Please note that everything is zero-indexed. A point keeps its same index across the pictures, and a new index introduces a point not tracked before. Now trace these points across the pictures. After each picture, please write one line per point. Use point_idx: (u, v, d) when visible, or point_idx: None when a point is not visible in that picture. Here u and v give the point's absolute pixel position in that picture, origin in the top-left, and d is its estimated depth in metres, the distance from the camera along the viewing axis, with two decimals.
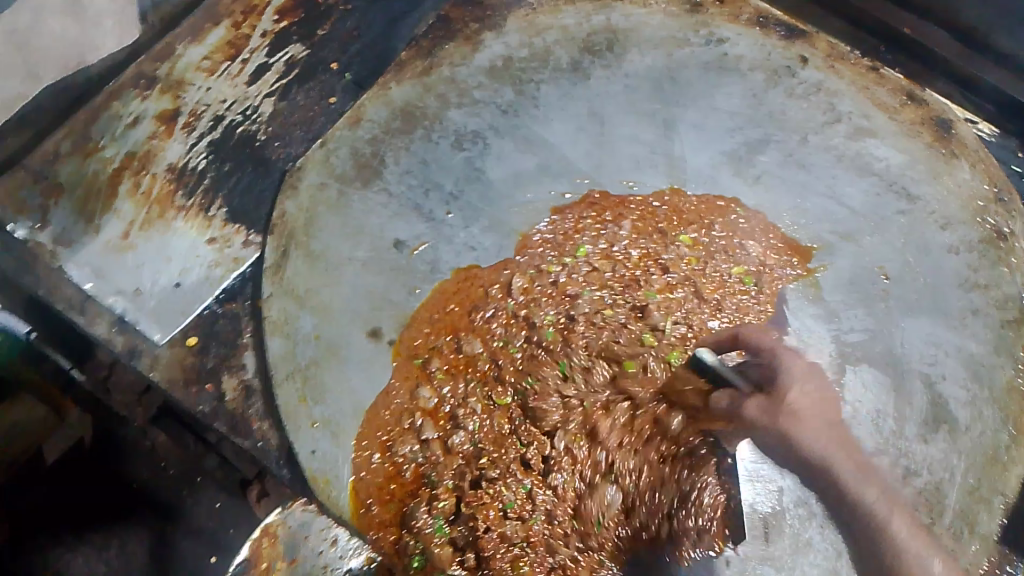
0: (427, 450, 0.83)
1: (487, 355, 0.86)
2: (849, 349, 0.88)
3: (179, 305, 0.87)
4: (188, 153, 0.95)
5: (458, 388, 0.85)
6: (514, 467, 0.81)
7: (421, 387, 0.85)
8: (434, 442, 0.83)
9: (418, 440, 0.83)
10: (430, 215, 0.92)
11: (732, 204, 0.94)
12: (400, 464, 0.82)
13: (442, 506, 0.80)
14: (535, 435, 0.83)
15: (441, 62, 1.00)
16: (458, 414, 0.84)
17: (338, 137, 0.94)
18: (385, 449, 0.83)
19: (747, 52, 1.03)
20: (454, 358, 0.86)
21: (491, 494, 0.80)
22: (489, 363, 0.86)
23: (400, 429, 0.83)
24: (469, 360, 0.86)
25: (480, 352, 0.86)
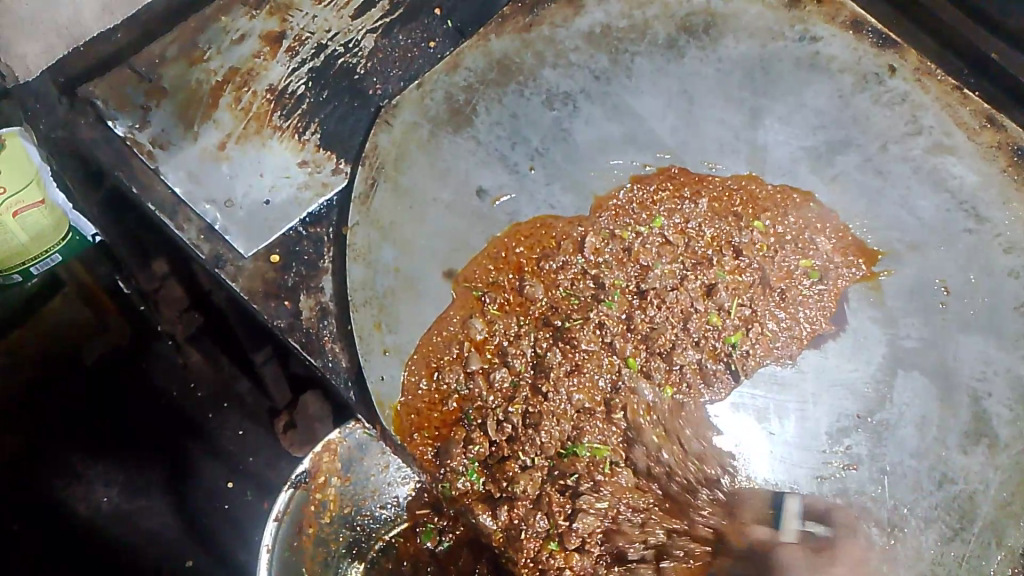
0: (471, 384, 0.88)
1: (547, 302, 0.91)
2: (903, 354, 0.90)
3: (268, 221, 0.89)
4: (289, 76, 0.97)
5: (509, 325, 0.90)
6: (554, 415, 0.87)
7: (474, 318, 0.89)
8: (477, 375, 0.88)
9: (464, 370, 0.88)
10: (515, 167, 0.94)
11: (810, 197, 0.97)
12: (445, 393, 0.88)
13: (477, 451, 0.88)
14: (572, 388, 0.88)
15: (542, 20, 1.01)
16: (506, 350, 0.89)
17: (434, 81, 0.96)
18: (433, 375, 0.88)
19: (841, 53, 1.03)
20: (516, 300, 0.91)
21: (518, 447, 0.87)
22: (545, 308, 0.91)
23: (449, 359, 0.88)
24: (525, 302, 0.91)
25: (542, 298, 0.91)
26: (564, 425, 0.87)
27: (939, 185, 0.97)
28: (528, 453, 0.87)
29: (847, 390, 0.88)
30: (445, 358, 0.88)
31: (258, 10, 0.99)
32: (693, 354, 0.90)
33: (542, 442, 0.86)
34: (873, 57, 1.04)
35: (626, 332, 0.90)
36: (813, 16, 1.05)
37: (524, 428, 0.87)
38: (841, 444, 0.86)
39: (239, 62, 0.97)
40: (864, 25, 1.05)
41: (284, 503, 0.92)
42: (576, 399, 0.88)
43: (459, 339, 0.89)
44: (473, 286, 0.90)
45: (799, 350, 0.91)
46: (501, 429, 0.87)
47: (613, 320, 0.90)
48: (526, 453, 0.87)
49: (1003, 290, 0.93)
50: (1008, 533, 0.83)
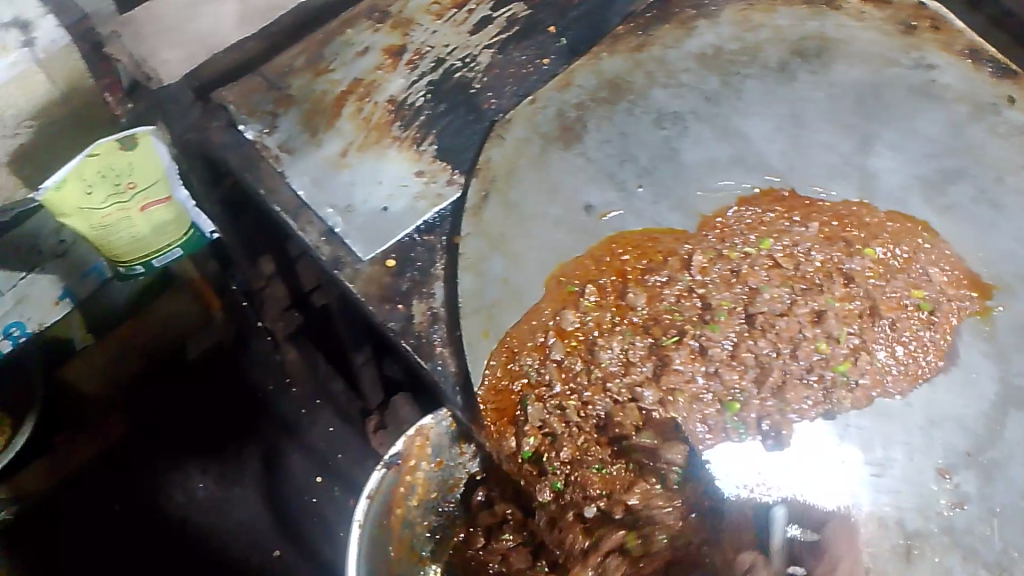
0: (543, 371, 0.87)
1: (647, 311, 0.90)
2: (1015, 391, 0.88)
3: (385, 227, 0.90)
4: (409, 88, 0.98)
5: (602, 319, 0.90)
6: (602, 425, 0.86)
7: (567, 310, 0.89)
8: (553, 365, 0.87)
9: (543, 357, 0.87)
10: (622, 185, 0.96)
11: (920, 227, 0.96)
12: (520, 375, 0.86)
13: (529, 445, 0.85)
14: (636, 399, 0.86)
15: (654, 41, 1.04)
16: (596, 344, 0.88)
17: (547, 97, 0.99)
18: (510, 358, 0.86)
19: (954, 82, 1.05)
20: (614, 303, 0.90)
21: (558, 446, 0.85)
22: (643, 317, 0.90)
23: (531, 346, 0.87)
24: (626, 308, 0.90)
25: (643, 308, 0.90)
26: (591, 429, 0.86)
27: None
28: (558, 458, 0.85)
29: (953, 421, 0.87)
30: (527, 344, 0.87)
31: (382, 24, 1.02)
32: (809, 387, 0.87)
33: (564, 457, 0.85)
34: (991, 87, 1.04)
35: (730, 360, 0.88)
36: (927, 43, 1.08)
37: (567, 429, 0.86)
38: (950, 479, 0.84)
39: (361, 74, 0.98)
40: (981, 55, 1.07)
41: (376, 482, 0.85)
42: (635, 409, 0.86)
43: (546, 327, 0.88)
44: (568, 281, 0.90)
45: (905, 375, 0.89)
46: (548, 423, 0.86)
47: (717, 347, 0.88)
48: (550, 459, 0.85)
49: None
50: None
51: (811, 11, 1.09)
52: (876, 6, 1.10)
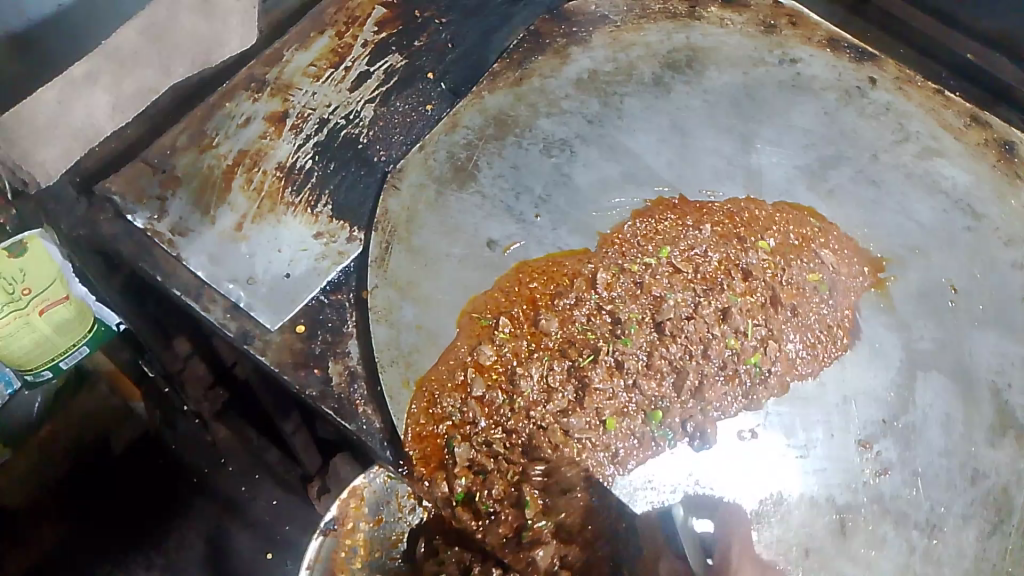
0: (466, 408, 0.87)
1: (561, 334, 0.91)
2: (918, 355, 0.94)
3: (290, 293, 0.90)
4: (296, 152, 0.98)
5: (519, 348, 0.90)
6: (528, 450, 0.85)
7: (483, 344, 0.89)
8: (475, 401, 0.87)
9: (464, 396, 0.87)
10: (521, 216, 0.98)
11: (809, 212, 1.01)
12: (443, 416, 0.86)
13: (460, 486, 0.85)
14: (557, 421, 0.86)
15: (531, 73, 1.06)
16: (514, 373, 0.88)
17: (436, 141, 1.00)
18: (431, 401, 0.86)
19: (820, 73, 1.12)
20: (528, 331, 0.91)
21: (487, 480, 0.85)
22: (558, 340, 0.91)
23: (452, 386, 0.87)
24: (541, 334, 0.91)
25: (557, 331, 0.91)
26: (517, 457, 0.85)
27: (933, 188, 1.05)
28: (484, 493, 0.84)
29: (866, 393, 0.91)
30: (446, 385, 0.87)
31: (261, 93, 1.01)
32: (718, 387, 0.89)
33: (492, 488, 0.84)
34: (854, 72, 1.12)
35: (647, 370, 0.89)
36: (789, 40, 1.14)
37: (498, 462, 0.85)
38: (871, 450, 0.88)
39: (247, 144, 0.98)
40: (840, 43, 1.15)
41: (316, 550, 0.87)
42: (556, 429, 0.86)
43: (463, 365, 0.88)
44: (480, 314, 0.91)
45: (813, 355, 0.93)
46: (476, 461, 0.85)
47: (632, 359, 0.89)
48: (479, 493, 0.84)
49: (1011, 281, 1.00)
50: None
51: (676, 24, 1.13)
52: (736, 11, 1.15)
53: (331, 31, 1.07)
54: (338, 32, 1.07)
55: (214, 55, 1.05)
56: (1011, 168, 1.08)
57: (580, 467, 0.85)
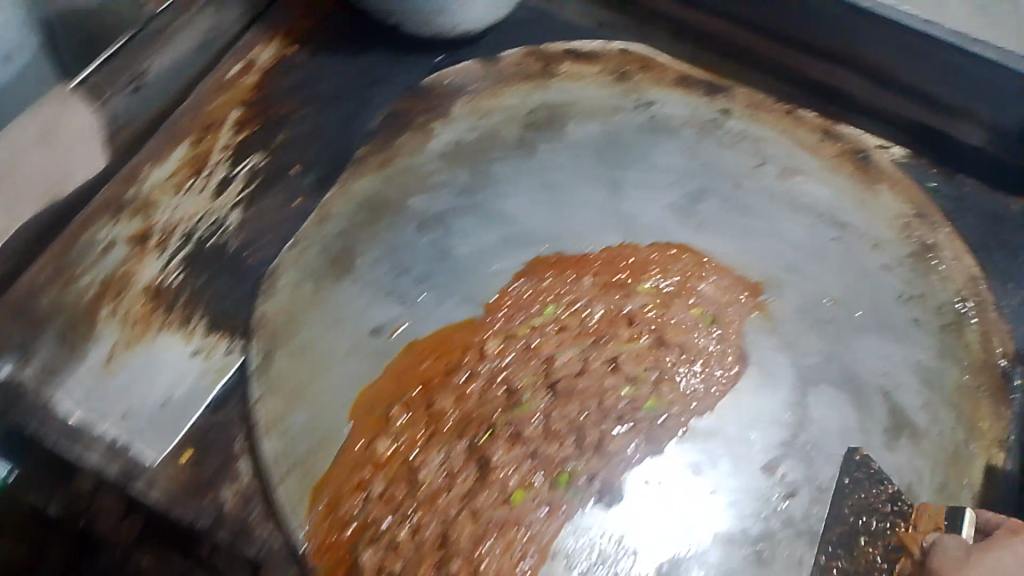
0: (367, 508, 0.85)
1: (457, 413, 0.90)
2: (807, 372, 0.97)
3: (171, 421, 0.90)
4: (163, 272, 0.97)
5: (416, 435, 0.89)
6: (438, 540, 0.84)
7: (379, 438, 0.89)
8: (376, 498, 0.86)
9: (366, 494, 0.86)
10: (404, 298, 0.97)
11: (684, 248, 1.04)
12: (347, 520, 0.84)
13: None
14: (464, 504, 0.85)
15: (398, 153, 1.07)
16: (415, 461, 0.87)
17: (307, 237, 1.00)
18: (331, 507, 0.85)
19: (676, 111, 1.16)
20: (425, 415, 0.90)
21: None
22: (455, 419, 0.90)
23: (351, 486, 0.86)
24: (437, 416, 0.90)
25: (452, 411, 0.91)
26: (429, 550, 0.83)
27: (798, 206, 1.09)
28: None
29: (764, 418, 0.93)
30: (346, 487, 0.86)
31: (120, 214, 1.00)
32: (616, 440, 0.90)
33: None
34: (707, 106, 1.17)
35: (546, 436, 0.89)
36: (642, 84, 1.18)
37: (408, 559, 0.83)
38: (777, 474, 0.90)
39: (109, 272, 0.97)
40: (691, 79, 1.20)
41: None
42: (465, 512, 0.85)
43: (362, 462, 0.87)
44: (373, 406, 0.90)
45: (707, 388, 0.94)
46: (386, 563, 0.82)
47: (529, 426, 0.90)
48: None
49: (883, 283, 1.04)
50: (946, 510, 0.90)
51: (532, 85, 1.15)
52: (588, 64, 1.19)
53: (187, 141, 1.06)
54: (195, 140, 1.06)
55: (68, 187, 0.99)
56: (868, 176, 1.12)
57: (495, 548, 0.83)
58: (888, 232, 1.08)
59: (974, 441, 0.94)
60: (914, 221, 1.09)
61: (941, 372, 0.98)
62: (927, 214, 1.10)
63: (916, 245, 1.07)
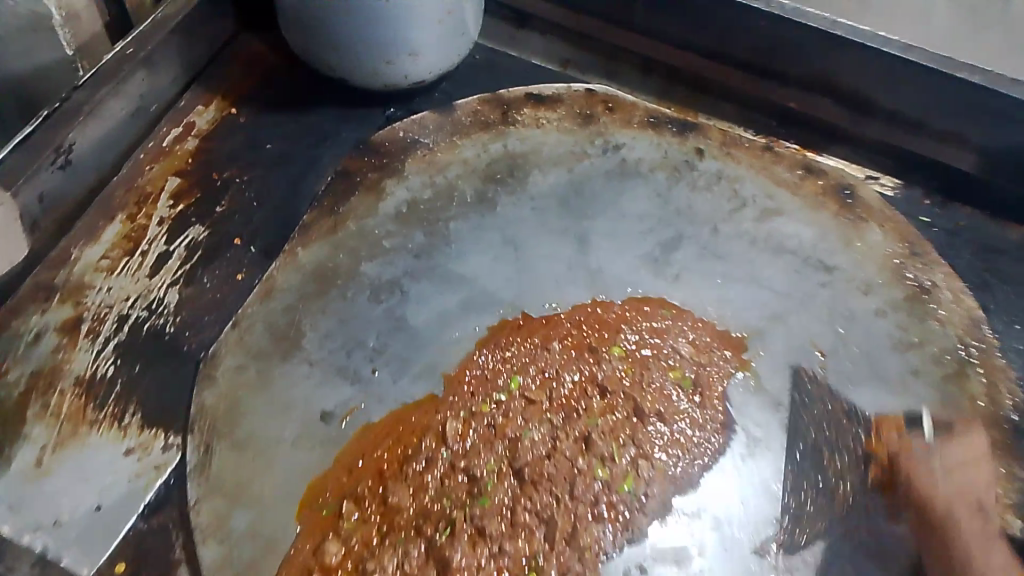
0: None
1: (415, 508, 0.82)
2: (799, 436, 0.88)
3: (105, 528, 0.80)
4: (96, 362, 0.90)
5: (370, 535, 0.81)
6: None
7: (327, 541, 0.80)
8: None
9: None
10: (356, 374, 0.90)
11: (660, 303, 0.96)
12: None
13: None
14: None
15: (347, 217, 1.00)
16: (367, 566, 0.79)
17: (250, 314, 0.92)
18: None
19: (645, 154, 1.08)
20: (378, 512, 0.82)
21: None
22: (412, 515, 0.82)
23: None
24: (392, 511, 0.82)
25: (409, 505, 0.82)
26: None
27: (780, 249, 1.01)
28: None
29: (754, 492, 0.84)
30: None
31: (50, 301, 0.93)
32: (587, 528, 0.81)
33: None
34: (679, 146, 1.10)
35: (512, 529, 0.81)
36: (608, 126, 1.11)
37: None
38: (771, 555, 0.80)
39: (39, 364, 0.89)
40: (660, 119, 1.13)
41: None
42: None
43: (309, 569, 0.78)
44: (322, 503, 0.82)
45: (689, 461, 0.86)
46: None
47: (493, 520, 0.81)
48: None
49: (876, 330, 0.96)
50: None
51: (491, 134, 1.09)
52: (549, 108, 1.12)
53: (121, 216, 0.99)
54: (130, 214, 1.00)
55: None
56: (854, 213, 1.05)
57: None
58: (880, 275, 1.00)
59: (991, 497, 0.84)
60: (906, 260, 1.01)
61: (948, 428, 0.88)
62: (920, 251, 1.02)
63: (911, 287, 0.99)
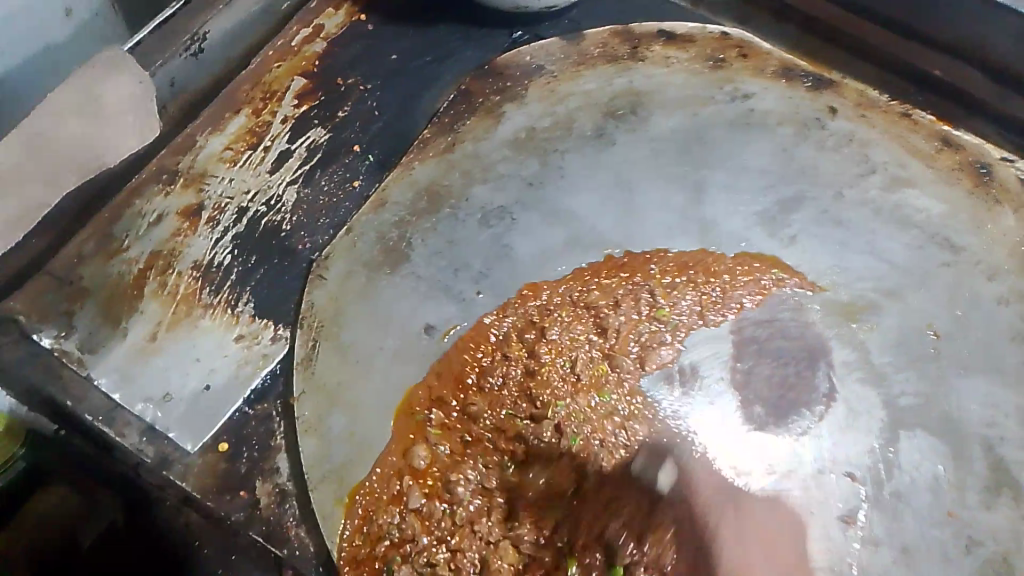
0: (404, 525, 0.78)
1: (496, 425, 0.84)
2: (900, 414, 0.86)
3: (212, 408, 0.85)
4: (213, 248, 0.93)
5: (454, 445, 0.83)
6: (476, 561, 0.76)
7: (416, 446, 0.82)
8: (413, 515, 0.78)
9: (400, 510, 0.79)
10: (460, 295, 0.90)
11: (773, 263, 0.94)
12: (381, 531, 0.77)
13: None
14: (505, 524, 0.78)
15: (463, 137, 0.99)
16: (450, 475, 0.81)
17: (363, 223, 0.93)
18: (364, 516, 0.78)
19: (774, 107, 1.04)
20: (461, 422, 0.84)
21: None
22: (494, 432, 0.83)
23: (387, 499, 0.79)
24: (475, 424, 0.84)
25: (489, 420, 0.84)
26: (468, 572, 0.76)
27: (906, 223, 0.97)
28: None
29: (845, 463, 0.83)
30: (381, 497, 0.79)
31: (173, 186, 0.96)
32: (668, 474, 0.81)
33: None
34: (810, 103, 1.05)
35: (594, 459, 0.82)
36: (739, 73, 1.07)
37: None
38: (856, 527, 0.80)
39: (159, 245, 0.93)
40: (794, 71, 1.08)
41: None
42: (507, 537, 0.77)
43: (399, 471, 0.80)
44: (413, 410, 0.84)
45: (781, 421, 0.85)
46: None
47: (575, 447, 0.82)
48: None
49: (996, 319, 0.92)
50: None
51: (616, 68, 1.06)
52: (680, 48, 1.08)
53: (246, 110, 1.01)
54: (254, 109, 1.01)
55: (109, 159, 0.87)
56: (988, 195, 1.00)
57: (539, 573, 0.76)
58: (1008, 261, 0.95)
59: None
60: None
61: None
62: None
63: None
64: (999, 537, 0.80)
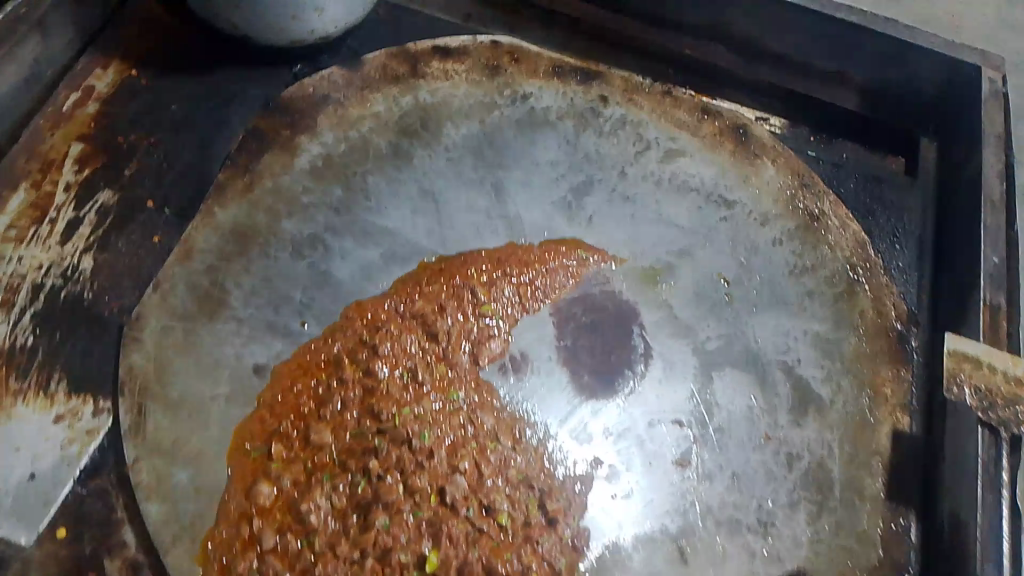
0: (266, 567, 0.79)
1: (340, 447, 0.85)
2: (706, 356, 0.96)
3: (41, 497, 0.80)
4: (12, 332, 0.88)
5: (298, 475, 0.83)
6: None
7: (259, 484, 0.82)
8: (272, 555, 0.79)
9: (259, 553, 0.79)
10: (286, 329, 0.90)
11: (576, 244, 1.01)
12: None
13: None
14: (364, 539, 0.80)
15: (261, 176, 0.99)
16: (301, 505, 0.81)
17: (171, 276, 0.91)
18: (225, 569, 0.78)
19: (552, 103, 1.12)
20: (303, 451, 0.84)
21: None
22: (338, 452, 0.85)
23: (241, 545, 0.79)
24: (318, 449, 0.85)
25: (333, 444, 0.85)
26: None
27: (684, 188, 1.08)
28: None
29: (669, 411, 0.92)
30: (236, 545, 0.79)
31: None
32: (513, 460, 0.87)
33: None
34: (583, 95, 1.14)
35: (440, 457, 0.85)
36: (516, 77, 1.13)
37: None
38: (687, 467, 0.89)
39: None
40: (565, 69, 1.15)
41: None
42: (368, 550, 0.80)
43: (247, 514, 0.81)
44: (250, 449, 0.84)
45: (608, 384, 0.92)
46: None
47: (420, 450, 0.85)
48: None
49: (774, 259, 1.04)
50: (855, 479, 0.91)
51: (400, 86, 1.09)
52: (457, 61, 1.13)
53: (25, 184, 0.96)
54: (34, 181, 0.97)
55: None
56: (750, 151, 1.11)
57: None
58: (775, 207, 1.07)
59: (877, 407, 0.95)
60: (798, 193, 1.09)
61: (839, 343, 0.98)
62: (810, 181, 1.10)
63: (802, 216, 1.07)
64: (808, 449, 0.92)
